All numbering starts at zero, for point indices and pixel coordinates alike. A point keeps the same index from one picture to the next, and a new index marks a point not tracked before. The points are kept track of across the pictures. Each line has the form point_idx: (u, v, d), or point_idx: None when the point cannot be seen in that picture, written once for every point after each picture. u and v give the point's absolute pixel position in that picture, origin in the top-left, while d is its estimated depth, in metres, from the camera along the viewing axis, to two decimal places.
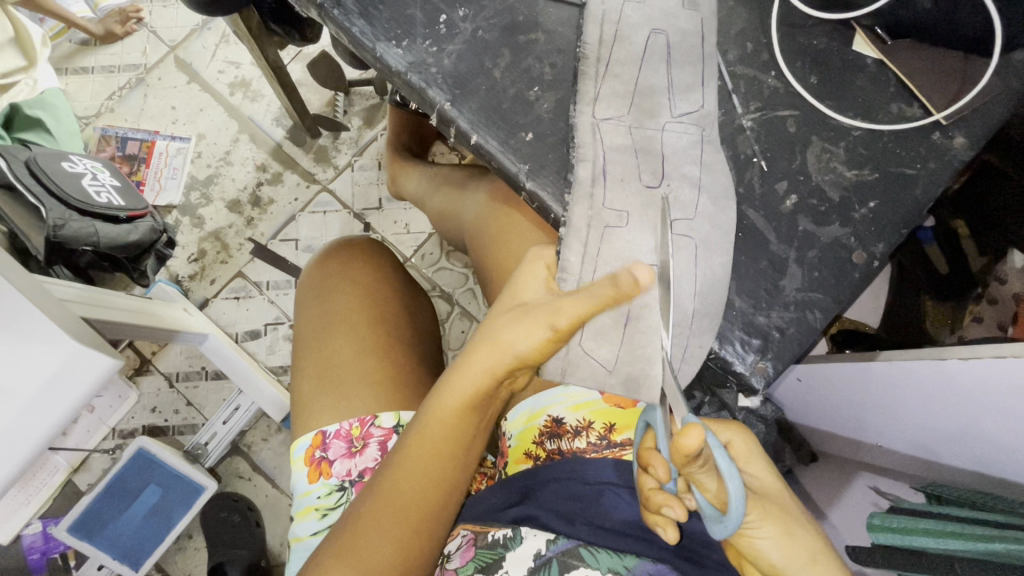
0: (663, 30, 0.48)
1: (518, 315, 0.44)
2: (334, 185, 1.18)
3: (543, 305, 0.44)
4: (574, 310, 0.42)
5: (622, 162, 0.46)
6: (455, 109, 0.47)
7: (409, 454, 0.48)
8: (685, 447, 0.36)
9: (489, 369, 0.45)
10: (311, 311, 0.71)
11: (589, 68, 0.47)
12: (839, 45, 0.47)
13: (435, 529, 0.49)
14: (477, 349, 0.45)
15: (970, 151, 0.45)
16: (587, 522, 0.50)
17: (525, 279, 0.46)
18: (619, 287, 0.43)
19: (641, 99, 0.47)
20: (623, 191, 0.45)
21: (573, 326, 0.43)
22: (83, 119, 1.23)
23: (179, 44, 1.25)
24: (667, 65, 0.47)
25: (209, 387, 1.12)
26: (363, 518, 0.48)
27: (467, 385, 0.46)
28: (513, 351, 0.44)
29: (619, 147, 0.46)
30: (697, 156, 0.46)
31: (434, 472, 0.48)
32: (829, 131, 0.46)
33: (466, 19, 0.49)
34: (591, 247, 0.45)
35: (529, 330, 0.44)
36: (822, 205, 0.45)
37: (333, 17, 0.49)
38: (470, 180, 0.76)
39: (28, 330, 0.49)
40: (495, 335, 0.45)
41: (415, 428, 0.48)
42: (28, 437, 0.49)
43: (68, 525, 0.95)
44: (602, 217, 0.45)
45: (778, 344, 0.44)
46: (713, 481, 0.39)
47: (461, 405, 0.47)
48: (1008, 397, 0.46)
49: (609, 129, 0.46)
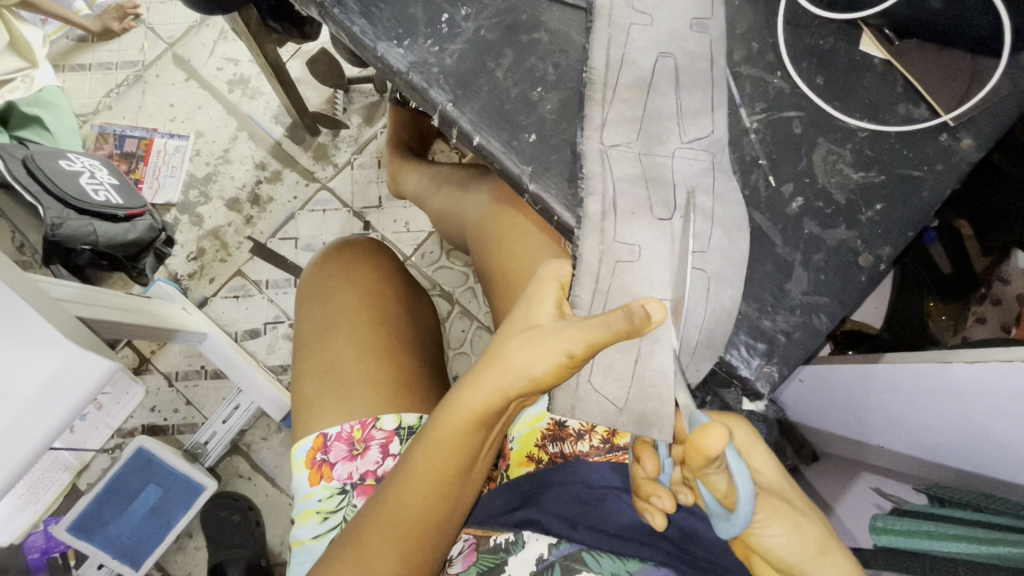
0: (671, 52, 0.46)
1: (530, 340, 0.42)
2: (334, 183, 1.18)
3: (556, 329, 0.42)
4: (587, 338, 0.40)
5: (632, 194, 0.45)
6: (457, 110, 0.47)
7: (415, 470, 0.47)
8: (707, 447, 0.36)
9: (496, 391, 0.43)
10: (312, 313, 0.71)
11: (596, 93, 0.46)
12: (846, 45, 0.47)
13: (438, 542, 0.49)
14: (487, 369, 0.43)
15: (977, 153, 0.45)
16: (591, 526, 0.49)
17: (536, 300, 0.44)
18: (635, 320, 0.41)
19: (650, 124, 0.46)
20: (634, 224, 0.44)
21: (587, 353, 0.41)
22: (82, 116, 1.22)
23: (177, 40, 1.25)
24: (675, 88, 0.46)
25: (209, 386, 1.13)
26: (368, 527, 0.48)
27: (474, 406, 0.44)
28: (524, 373, 0.42)
29: (628, 175, 0.45)
30: (708, 185, 0.45)
31: (438, 490, 0.47)
32: (836, 133, 0.46)
33: (467, 18, 0.48)
34: (602, 281, 0.44)
35: (541, 354, 0.41)
36: (828, 207, 0.45)
37: (333, 16, 0.49)
38: (472, 180, 0.75)
39: (26, 332, 0.48)
40: (506, 355, 0.43)
41: (421, 448, 0.47)
42: (27, 438, 0.48)
43: (66, 525, 0.95)
44: (613, 250, 0.44)
45: (783, 348, 0.43)
46: (725, 482, 0.38)
47: (469, 425, 0.45)
48: (990, 394, 0.47)
49: (617, 155, 0.45)
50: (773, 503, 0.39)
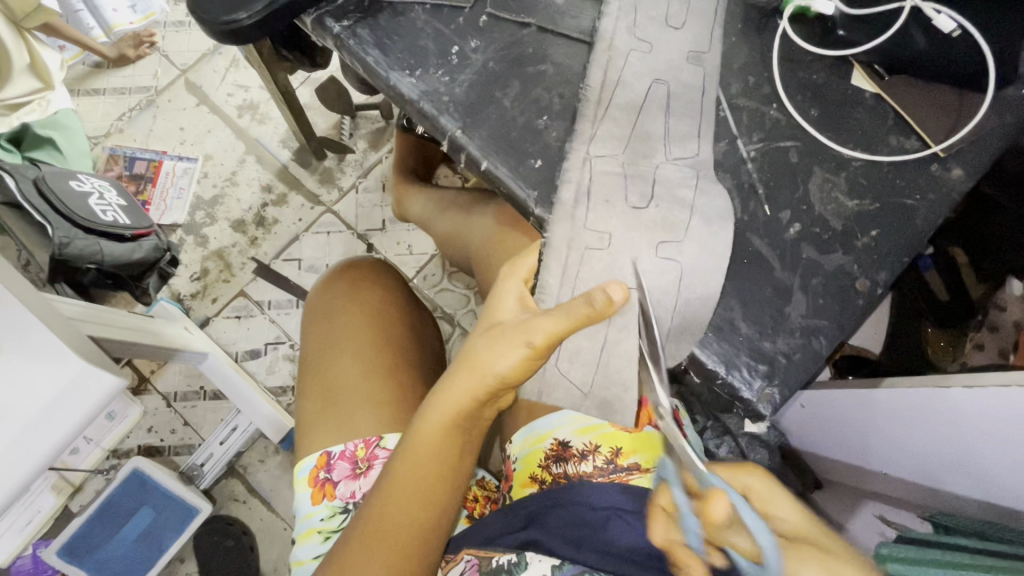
0: (665, 81, 0.48)
1: (497, 337, 0.42)
2: (339, 206, 1.19)
3: (518, 324, 0.42)
4: (548, 329, 0.40)
5: (631, 218, 0.46)
6: (466, 136, 0.49)
7: (394, 477, 0.47)
8: (713, 514, 0.36)
9: (464, 391, 0.44)
10: (317, 332, 0.71)
11: (587, 111, 0.48)
12: (838, 80, 0.49)
13: (426, 550, 0.48)
14: (456, 370, 0.44)
15: (967, 183, 0.46)
16: (594, 547, 0.47)
17: (502, 297, 0.45)
18: (597, 305, 0.40)
19: (651, 152, 0.47)
20: (636, 248, 0.46)
21: (549, 343, 0.41)
22: (93, 139, 1.25)
23: (190, 67, 1.28)
24: (665, 115, 0.48)
25: (207, 407, 1.13)
26: (352, 544, 0.47)
27: (445, 406, 0.45)
28: (491, 370, 0.42)
29: (627, 199, 0.46)
30: (708, 211, 0.46)
31: (421, 496, 0.47)
32: (830, 162, 0.47)
33: (477, 50, 0.51)
34: (570, 268, 0.46)
35: (503, 349, 0.42)
36: (824, 233, 0.46)
37: (349, 47, 0.51)
38: (477, 205, 0.76)
39: (34, 347, 0.48)
40: (471, 353, 0.43)
41: (399, 455, 0.48)
42: (29, 456, 0.48)
43: (57, 549, 0.94)
44: (582, 238, 0.46)
45: (784, 370, 0.44)
46: (745, 539, 0.36)
47: (442, 426, 0.45)
48: (977, 414, 0.49)
49: (618, 182, 0.47)
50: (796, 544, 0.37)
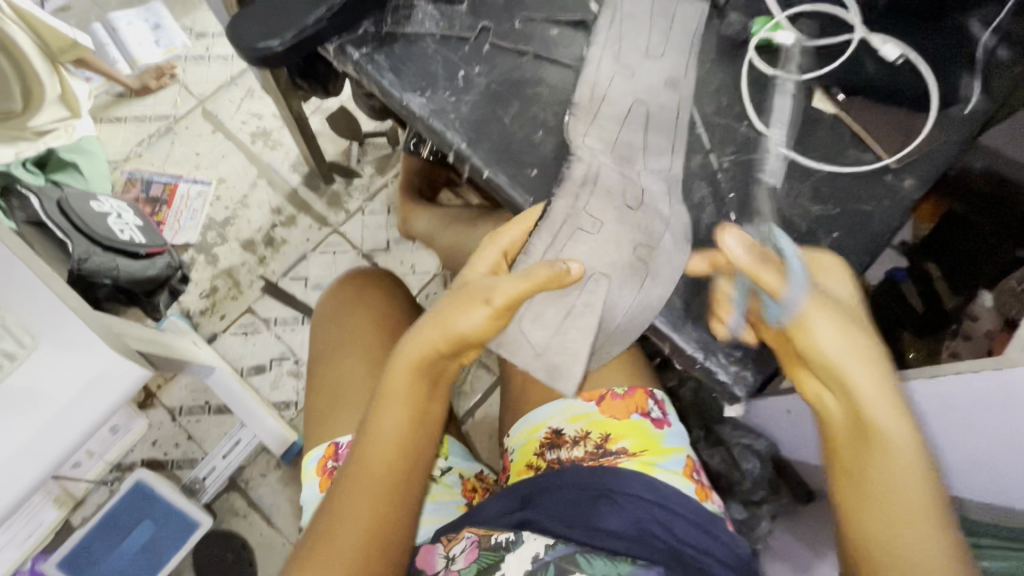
0: (644, 103, 0.52)
1: (465, 298, 0.48)
2: (346, 227, 1.25)
3: (485, 285, 0.48)
4: (514, 287, 0.46)
5: (617, 218, 0.51)
6: (470, 149, 0.54)
7: (373, 430, 0.50)
8: (724, 245, 0.44)
9: (436, 343, 0.48)
10: (326, 334, 0.75)
11: (579, 112, 0.52)
12: (802, 101, 0.54)
13: (404, 504, 0.51)
14: (428, 324, 0.49)
15: (919, 192, 0.51)
16: (585, 525, 0.52)
17: (473, 265, 0.52)
18: (557, 271, 0.46)
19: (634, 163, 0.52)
20: (622, 245, 0.51)
21: (512, 302, 0.46)
22: (113, 163, 1.32)
23: (207, 97, 1.36)
24: (643, 130, 0.52)
25: (211, 421, 1.15)
26: (337, 497, 0.50)
27: (419, 358, 0.49)
28: (461, 324, 0.47)
29: (609, 202, 0.51)
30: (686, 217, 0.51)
31: (399, 451, 0.50)
32: (796, 173, 0.53)
33: (480, 75, 0.56)
34: (559, 239, 0.51)
35: (472, 304, 0.47)
36: (792, 236, 0.51)
37: (367, 72, 0.57)
38: (479, 219, 0.82)
39: (70, 338, 0.52)
40: (443, 310, 0.48)
41: (376, 408, 0.51)
42: (62, 439, 0.52)
43: (58, 562, 0.96)
44: (578, 217, 0.51)
45: (758, 353, 0.49)
46: (773, 279, 0.44)
47: (416, 379, 0.50)
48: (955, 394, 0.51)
49: (605, 182, 0.51)
50: (841, 320, 0.43)
